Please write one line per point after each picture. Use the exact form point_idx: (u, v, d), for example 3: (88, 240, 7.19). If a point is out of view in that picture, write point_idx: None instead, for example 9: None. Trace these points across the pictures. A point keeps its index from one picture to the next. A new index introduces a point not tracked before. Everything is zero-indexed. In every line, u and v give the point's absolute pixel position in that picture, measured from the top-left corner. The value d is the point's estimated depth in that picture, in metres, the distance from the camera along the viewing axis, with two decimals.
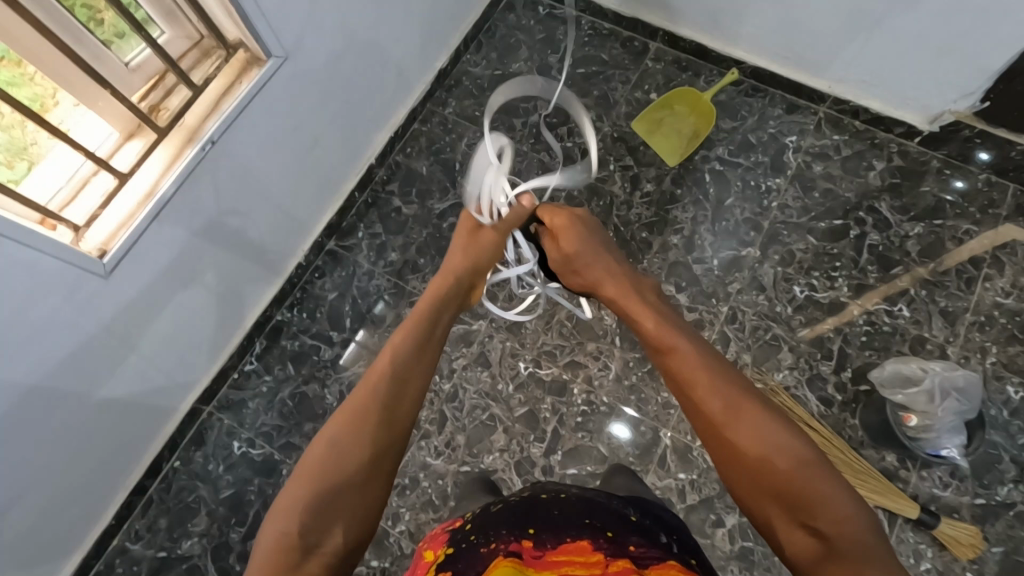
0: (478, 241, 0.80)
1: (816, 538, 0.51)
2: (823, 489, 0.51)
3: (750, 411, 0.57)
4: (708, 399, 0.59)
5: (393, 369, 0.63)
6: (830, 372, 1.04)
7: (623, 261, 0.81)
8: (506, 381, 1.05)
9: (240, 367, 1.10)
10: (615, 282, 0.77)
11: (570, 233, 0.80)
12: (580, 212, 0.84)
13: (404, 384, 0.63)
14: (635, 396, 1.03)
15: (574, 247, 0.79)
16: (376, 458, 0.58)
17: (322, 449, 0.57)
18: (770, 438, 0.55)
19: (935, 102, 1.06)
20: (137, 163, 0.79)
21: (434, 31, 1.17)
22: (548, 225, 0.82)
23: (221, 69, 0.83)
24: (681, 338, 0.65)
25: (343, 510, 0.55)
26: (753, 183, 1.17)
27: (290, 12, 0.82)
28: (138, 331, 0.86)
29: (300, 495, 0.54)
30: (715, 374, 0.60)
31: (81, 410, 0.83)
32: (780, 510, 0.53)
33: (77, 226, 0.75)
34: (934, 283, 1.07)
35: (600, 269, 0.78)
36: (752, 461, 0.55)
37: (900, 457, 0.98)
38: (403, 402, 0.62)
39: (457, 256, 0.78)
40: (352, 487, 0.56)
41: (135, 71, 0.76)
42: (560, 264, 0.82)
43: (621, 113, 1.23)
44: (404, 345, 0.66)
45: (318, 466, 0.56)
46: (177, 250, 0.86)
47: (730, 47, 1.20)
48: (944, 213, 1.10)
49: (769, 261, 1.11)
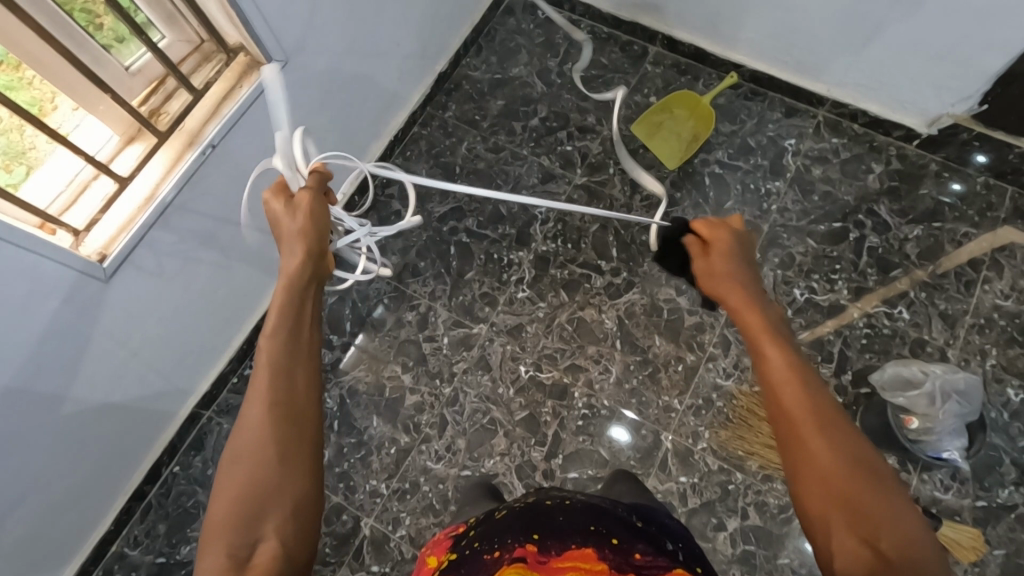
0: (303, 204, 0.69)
1: (872, 552, 0.48)
2: (887, 508, 0.49)
3: (835, 424, 0.53)
4: (792, 401, 0.55)
5: (278, 365, 0.58)
6: (830, 375, 1.04)
7: (756, 276, 0.73)
8: (506, 385, 1.05)
9: (240, 372, 1.09)
10: (739, 288, 0.69)
11: (725, 248, 0.75)
12: (743, 233, 0.78)
13: (291, 375, 0.58)
14: (636, 399, 1.03)
15: (717, 260, 0.74)
16: (284, 456, 0.54)
17: (233, 468, 0.53)
18: (849, 451, 0.52)
19: (934, 105, 1.07)
20: (137, 167, 0.78)
21: (432, 36, 1.17)
22: (702, 235, 0.78)
23: (221, 73, 0.83)
24: (778, 341, 0.61)
25: (267, 514, 0.52)
26: (753, 187, 1.17)
27: (290, 16, 0.82)
28: (137, 335, 0.85)
29: (223, 509, 0.52)
30: (808, 382, 0.56)
31: (80, 414, 0.83)
32: (840, 519, 0.49)
33: (77, 231, 0.75)
34: (933, 286, 1.07)
35: (731, 277, 0.71)
36: (824, 468, 0.51)
37: (901, 459, 0.98)
38: (294, 397, 0.57)
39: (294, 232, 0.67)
40: (277, 495, 0.53)
41: (136, 75, 0.76)
42: (699, 275, 0.76)
43: (620, 116, 1.24)
44: (280, 333, 0.60)
45: (239, 477, 0.53)
46: (177, 255, 0.85)
47: (729, 52, 1.21)
48: (943, 216, 1.11)
49: (769, 264, 1.11)
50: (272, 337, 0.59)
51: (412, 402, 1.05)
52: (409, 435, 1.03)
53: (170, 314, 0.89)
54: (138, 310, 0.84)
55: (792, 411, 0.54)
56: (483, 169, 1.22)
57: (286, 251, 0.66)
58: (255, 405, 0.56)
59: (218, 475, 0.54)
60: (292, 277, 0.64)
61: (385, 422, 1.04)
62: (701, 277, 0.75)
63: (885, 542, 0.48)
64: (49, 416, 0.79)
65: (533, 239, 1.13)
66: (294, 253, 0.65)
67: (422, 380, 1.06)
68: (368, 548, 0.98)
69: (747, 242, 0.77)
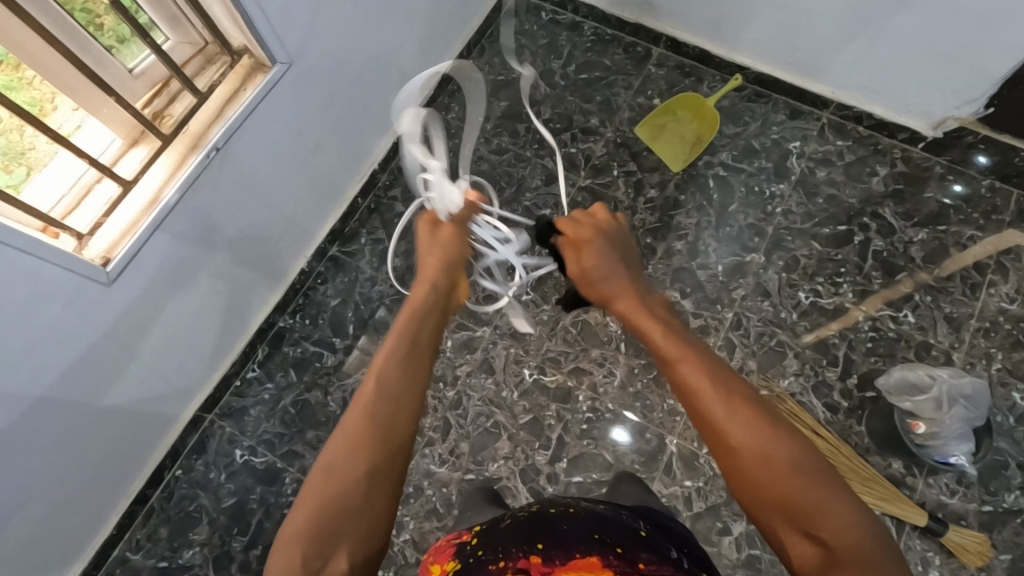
0: (439, 239, 0.77)
1: (817, 544, 0.49)
2: (822, 499, 0.50)
3: (756, 420, 0.54)
4: (713, 404, 0.56)
5: (387, 387, 0.58)
6: (835, 379, 1.03)
7: (637, 271, 0.77)
8: (510, 389, 1.04)
9: (243, 375, 1.09)
10: (627, 296, 0.72)
11: (593, 247, 0.76)
12: (608, 225, 0.80)
13: (394, 399, 0.58)
14: (640, 402, 1.02)
15: (591, 261, 0.75)
16: (378, 476, 0.55)
17: (324, 473, 0.54)
18: (769, 445, 0.53)
19: (938, 108, 1.06)
20: (140, 170, 0.78)
21: (435, 37, 1.16)
22: (570, 237, 0.79)
23: (225, 76, 0.82)
24: (689, 347, 0.61)
25: (345, 530, 0.53)
26: (757, 189, 1.16)
27: (293, 18, 0.82)
28: (138, 339, 0.85)
29: (302, 521, 0.52)
30: (722, 380, 0.57)
31: (81, 418, 0.82)
32: (782, 522, 0.51)
33: (80, 234, 0.74)
34: (938, 289, 1.07)
35: (615, 282, 0.73)
36: (753, 470, 0.52)
37: (906, 464, 0.97)
38: (398, 418, 0.57)
39: (431, 258, 0.74)
40: (361, 513, 0.53)
41: (139, 77, 0.76)
42: (575, 277, 0.78)
43: (624, 118, 1.23)
44: (393, 354, 0.61)
45: (321, 489, 0.53)
46: (180, 260, 0.85)
47: (733, 53, 1.21)
48: (948, 220, 1.10)
49: (774, 267, 1.10)
50: (387, 355, 0.61)
51: None
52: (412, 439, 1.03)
53: (172, 319, 0.89)
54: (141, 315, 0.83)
55: (713, 416, 0.55)
56: (486, 171, 1.22)
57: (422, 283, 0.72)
58: (357, 415, 0.57)
59: (304, 483, 0.55)
60: (417, 304, 0.68)
61: None
62: (579, 279, 0.77)
63: (824, 531, 0.49)
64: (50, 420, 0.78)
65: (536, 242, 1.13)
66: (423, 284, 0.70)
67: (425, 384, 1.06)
68: None
69: (614, 232, 0.80)
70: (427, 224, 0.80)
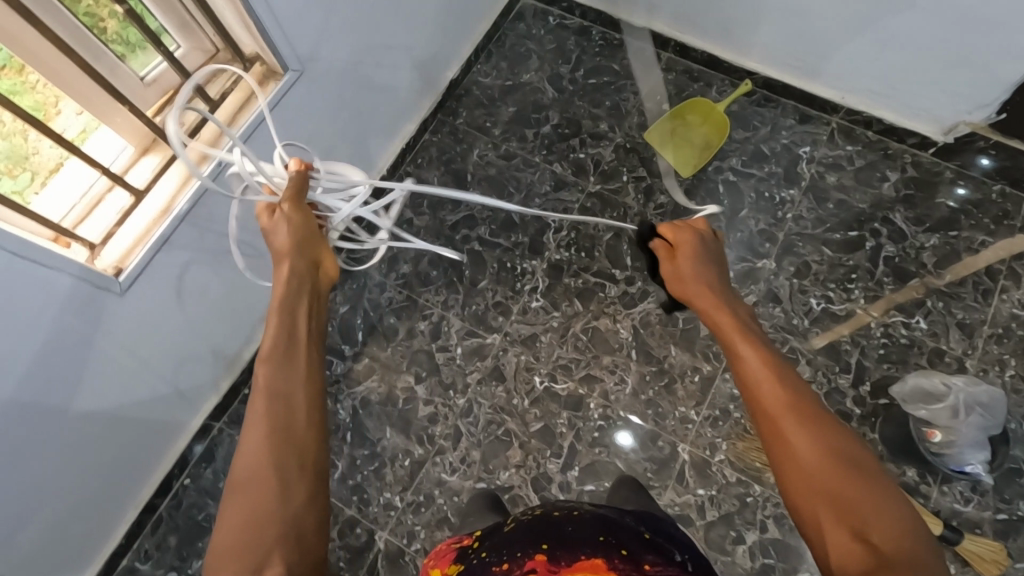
0: (276, 224, 0.72)
1: (866, 547, 0.49)
2: (875, 501, 0.51)
3: (815, 418, 0.56)
4: (770, 395, 0.59)
5: (274, 388, 0.61)
6: (848, 386, 1.02)
7: (727, 284, 0.79)
8: (521, 396, 1.04)
9: (252, 383, 1.08)
10: (712, 299, 0.75)
11: (690, 252, 0.81)
12: (707, 235, 0.84)
13: (286, 398, 0.61)
14: (651, 410, 1.02)
15: (687, 267, 0.80)
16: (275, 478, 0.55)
17: (242, 489, 0.55)
18: (829, 442, 0.54)
19: (949, 113, 1.06)
20: (152, 179, 0.77)
21: (444, 42, 1.16)
22: (670, 240, 0.84)
23: (238, 83, 0.81)
24: (759, 348, 0.65)
25: (273, 539, 0.53)
26: (768, 195, 1.16)
27: (305, 24, 0.81)
28: (149, 347, 0.84)
29: (231, 536, 0.53)
30: (784, 375, 0.61)
31: (91, 427, 0.81)
32: (830, 517, 0.51)
33: (93, 244, 0.73)
34: (950, 295, 1.06)
35: (703, 286, 0.78)
36: (799, 460, 0.54)
37: (921, 471, 0.96)
38: (295, 415, 0.60)
39: (282, 246, 0.72)
40: (276, 521, 0.53)
41: (150, 85, 0.74)
42: (669, 279, 0.82)
43: (633, 123, 1.23)
44: (273, 359, 0.64)
45: (242, 503, 0.54)
46: (193, 268, 0.84)
47: (742, 58, 1.20)
48: (959, 225, 1.10)
49: (785, 273, 1.10)
50: (267, 363, 0.63)
51: (425, 414, 1.04)
52: (423, 447, 1.02)
53: (181, 327, 0.88)
54: (152, 323, 0.83)
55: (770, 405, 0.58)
56: (495, 176, 1.22)
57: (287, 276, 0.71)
58: (256, 426, 0.58)
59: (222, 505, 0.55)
60: (282, 297, 0.69)
61: (398, 434, 1.03)
62: (674, 284, 0.81)
63: (876, 535, 0.49)
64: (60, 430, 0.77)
65: (546, 248, 1.12)
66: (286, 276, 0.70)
67: (436, 392, 1.05)
68: (383, 563, 0.96)
69: (712, 241, 0.83)
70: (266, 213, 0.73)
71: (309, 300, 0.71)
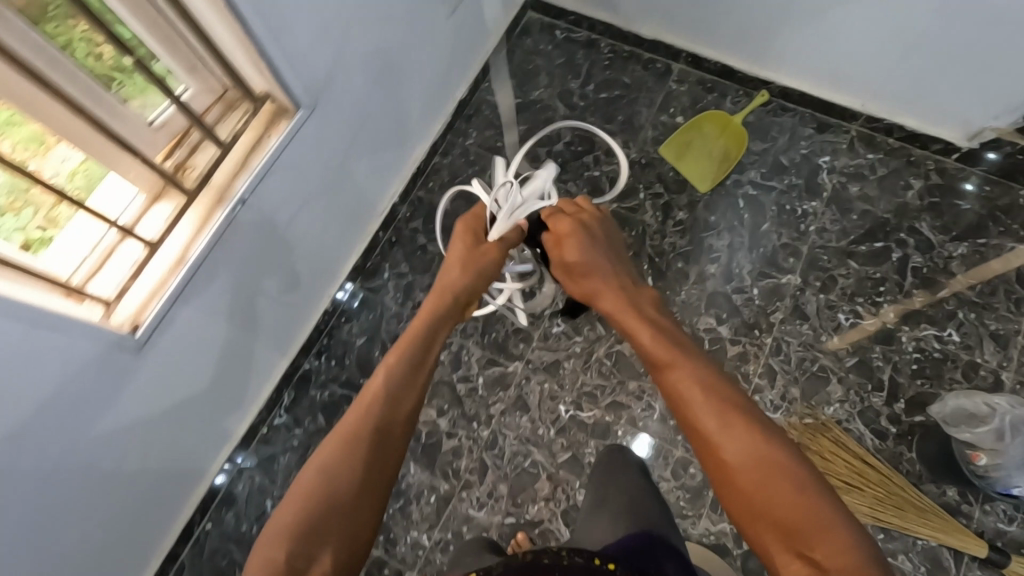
0: (477, 255, 0.80)
1: (807, 564, 0.51)
2: (827, 520, 0.52)
3: (749, 434, 0.57)
4: (703, 415, 0.59)
5: (388, 393, 0.64)
6: (882, 404, 1.00)
7: (627, 273, 0.80)
8: (547, 426, 1.01)
9: (270, 421, 1.06)
10: (612, 296, 0.76)
11: (575, 242, 0.81)
12: (588, 218, 0.84)
13: (392, 404, 0.64)
14: (681, 436, 0.99)
15: (575, 257, 0.80)
16: (370, 480, 0.60)
17: (315, 476, 0.59)
18: (765, 457, 0.56)
19: (976, 117, 1.03)
20: (165, 229, 0.73)
21: (453, 63, 1.14)
22: (552, 232, 0.83)
23: (249, 123, 0.78)
24: (685, 356, 0.65)
25: (333, 532, 0.57)
26: (789, 208, 1.13)
27: (318, 60, 0.79)
28: (174, 391, 0.82)
29: (288, 519, 0.57)
30: (717, 392, 0.61)
31: (125, 467, 0.79)
32: (775, 538, 0.53)
33: (107, 301, 0.70)
34: (983, 306, 1.04)
35: (600, 281, 0.77)
36: (738, 477, 0.56)
37: (962, 491, 0.94)
38: (395, 422, 0.64)
39: (454, 271, 0.78)
40: (343, 514, 0.58)
41: (159, 129, 0.71)
42: (562, 275, 0.82)
43: (647, 138, 1.20)
44: (398, 366, 0.67)
45: (310, 488, 0.58)
46: (216, 306, 0.82)
47: (757, 68, 1.18)
48: (987, 232, 1.07)
49: (811, 288, 1.07)
50: (391, 367, 0.67)
51: (449, 448, 1.01)
52: (448, 483, 0.99)
53: (212, 367, 0.87)
54: (170, 369, 0.79)
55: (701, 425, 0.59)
56: None
57: (433, 296, 0.76)
58: (351, 421, 0.63)
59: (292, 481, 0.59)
60: (429, 318, 0.73)
61: (422, 469, 1.00)
62: (565, 277, 0.82)
63: (819, 553, 0.51)
64: (94, 465, 0.75)
65: None
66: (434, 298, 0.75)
67: (459, 424, 1.02)
68: None
69: (596, 225, 0.84)
70: (464, 240, 0.83)
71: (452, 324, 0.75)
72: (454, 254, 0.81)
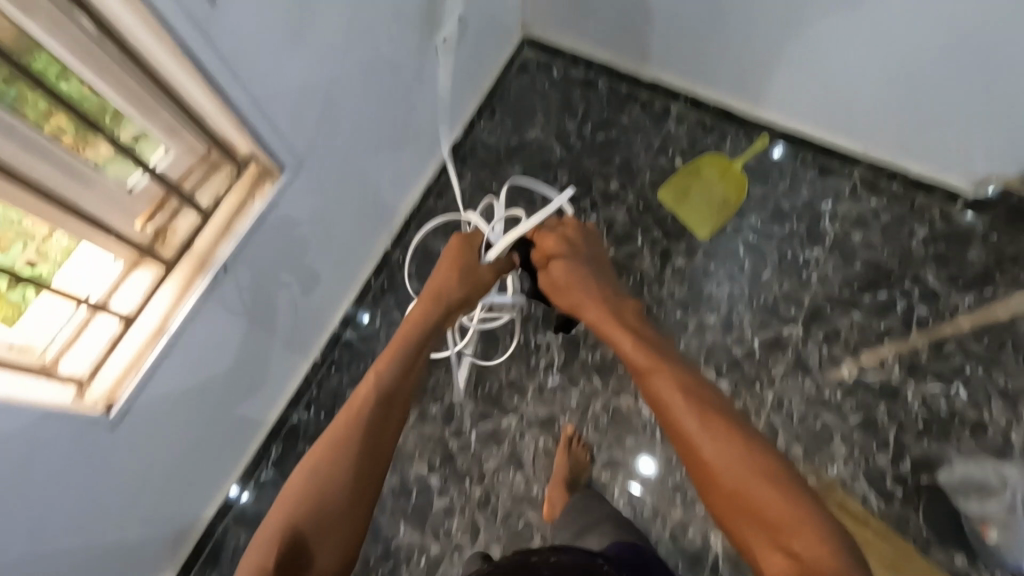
0: (470, 267, 0.80)
1: (790, 559, 0.49)
2: (804, 516, 0.51)
3: (726, 432, 0.57)
4: (681, 413, 0.59)
5: (377, 399, 0.65)
6: (887, 464, 0.97)
7: (608, 283, 0.80)
8: (542, 485, 0.98)
9: (256, 477, 1.03)
10: (597, 305, 0.75)
11: (561, 254, 0.81)
12: (574, 233, 0.85)
13: (385, 409, 0.65)
14: (680, 496, 0.96)
15: (560, 272, 0.79)
16: (362, 479, 0.60)
17: (303, 481, 0.58)
18: (740, 454, 0.55)
19: (980, 165, 1.01)
20: (143, 301, 0.71)
21: (446, 105, 1.12)
22: (538, 246, 0.83)
23: (232, 186, 0.76)
24: (662, 358, 0.65)
25: (325, 537, 0.57)
26: (791, 255, 1.10)
27: (303, 117, 0.77)
28: (190, 413, 0.82)
29: (279, 524, 0.56)
30: (693, 389, 0.61)
31: (133, 489, 0.79)
32: (759, 533, 0.52)
33: (80, 379, 0.68)
34: (990, 360, 1.01)
35: (582, 294, 0.77)
36: (719, 475, 0.55)
37: (970, 558, 0.91)
38: (388, 429, 0.64)
39: (443, 276, 0.79)
40: (335, 517, 0.57)
41: (138, 195, 0.68)
42: (546, 288, 0.82)
43: (645, 181, 1.18)
44: (388, 371, 0.68)
45: (300, 492, 0.58)
46: (231, 329, 0.82)
47: (756, 110, 1.16)
48: (995, 282, 1.05)
49: (813, 340, 1.04)
50: (381, 373, 0.68)
51: (440, 506, 0.98)
52: (440, 544, 0.97)
53: (224, 389, 0.87)
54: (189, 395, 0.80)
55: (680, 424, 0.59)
56: None
57: (423, 301, 0.77)
58: (340, 426, 0.63)
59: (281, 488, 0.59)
60: (417, 324, 0.74)
61: (413, 529, 0.98)
62: (550, 290, 0.82)
63: (801, 548, 0.49)
64: (104, 490, 0.74)
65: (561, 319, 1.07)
66: (421, 300, 0.77)
67: (451, 481, 1.00)
68: None
69: (578, 239, 0.84)
70: (456, 249, 0.82)
71: (440, 329, 0.76)
72: (444, 263, 0.81)
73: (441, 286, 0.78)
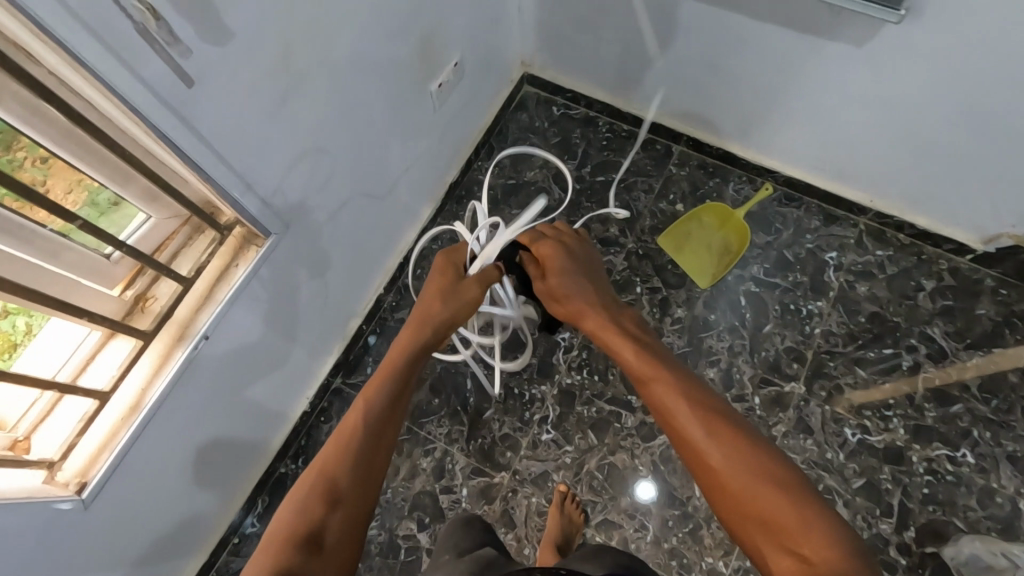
0: (458, 292, 0.77)
1: (800, 562, 0.47)
2: (807, 514, 0.49)
3: (728, 434, 0.56)
4: (683, 418, 0.58)
5: (367, 420, 0.62)
6: (891, 532, 0.94)
7: (604, 291, 0.80)
8: (533, 546, 0.95)
9: (240, 531, 1.00)
10: (595, 314, 0.75)
11: (556, 263, 0.80)
12: (569, 241, 0.84)
13: (375, 432, 0.61)
14: (676, 561, 0.93)
15: (557, 282, 0.79)
16: (353, 510, 0.56)
17: (291, 509, 0.55)
18: (742, 457, 0.54)
19: (990, 224, 0.98)
20: (119, 375, 0.68)
21: (442, 148, 1.09)
22: (534, 253, 0.83)
23: (216, 252, 0.73)
24: (661, 366, 0.65)
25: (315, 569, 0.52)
26: (794, 307, 1.07)
27: (291, 179, 0.74)
28: (178, 446, 0.77)
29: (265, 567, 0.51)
30: (692, 393, 0.61)
31: (114, 526, 0.74)
32: (767, 538, 0.50)
33: (51, 460, 0.66)
34: (998, 424, 0.97)
35: (580, 300, 0.77)
36: (726, 481, 0.53)
37: None
38: (377, 455, 0.60)
39: (432, 301, 0.76)
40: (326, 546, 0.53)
41: (118, 261, 0.65)
42: (545, 295, 0.81)
43: (645, 226, 1.15)
44: (380, 395, 0.64)
45: (287, 525, 0.54)
46: (222, 363, 0.78)
47: (761, 156, 1.13)
48: (1004, 340, 1.02)
49: (816, 399, 1.02)
50: (370, 395, 0.64)
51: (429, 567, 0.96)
52: None
53: (217, 421, 0.83)
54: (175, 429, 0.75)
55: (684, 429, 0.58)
56: None
57: (412, 326, 0.74)
58: (331, 445, 0.60)
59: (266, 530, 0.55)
60: (404, 350, 0.71)
61: None
62: (548, 298, 0.81)
63: (808, 548, 0.47)
64: (80, 530, 0.69)
65: (556, 371, 1.04)
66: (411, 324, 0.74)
67: None
68: None
69: (575, 245, 0.84)
70: (440, 270, 0.80)
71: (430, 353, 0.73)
72: (431, 286, 0.79)
73: (430, 309, 0.75)
